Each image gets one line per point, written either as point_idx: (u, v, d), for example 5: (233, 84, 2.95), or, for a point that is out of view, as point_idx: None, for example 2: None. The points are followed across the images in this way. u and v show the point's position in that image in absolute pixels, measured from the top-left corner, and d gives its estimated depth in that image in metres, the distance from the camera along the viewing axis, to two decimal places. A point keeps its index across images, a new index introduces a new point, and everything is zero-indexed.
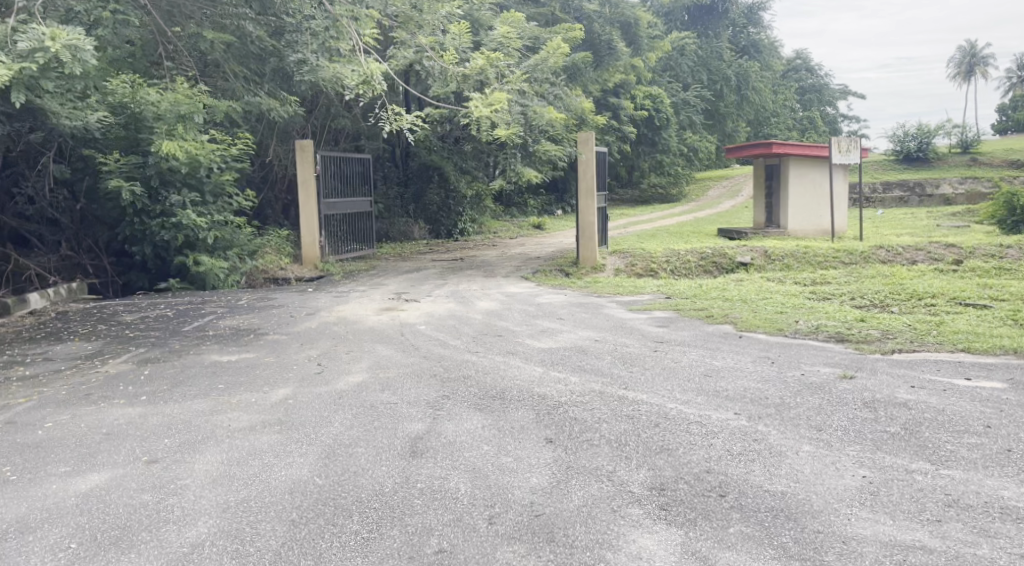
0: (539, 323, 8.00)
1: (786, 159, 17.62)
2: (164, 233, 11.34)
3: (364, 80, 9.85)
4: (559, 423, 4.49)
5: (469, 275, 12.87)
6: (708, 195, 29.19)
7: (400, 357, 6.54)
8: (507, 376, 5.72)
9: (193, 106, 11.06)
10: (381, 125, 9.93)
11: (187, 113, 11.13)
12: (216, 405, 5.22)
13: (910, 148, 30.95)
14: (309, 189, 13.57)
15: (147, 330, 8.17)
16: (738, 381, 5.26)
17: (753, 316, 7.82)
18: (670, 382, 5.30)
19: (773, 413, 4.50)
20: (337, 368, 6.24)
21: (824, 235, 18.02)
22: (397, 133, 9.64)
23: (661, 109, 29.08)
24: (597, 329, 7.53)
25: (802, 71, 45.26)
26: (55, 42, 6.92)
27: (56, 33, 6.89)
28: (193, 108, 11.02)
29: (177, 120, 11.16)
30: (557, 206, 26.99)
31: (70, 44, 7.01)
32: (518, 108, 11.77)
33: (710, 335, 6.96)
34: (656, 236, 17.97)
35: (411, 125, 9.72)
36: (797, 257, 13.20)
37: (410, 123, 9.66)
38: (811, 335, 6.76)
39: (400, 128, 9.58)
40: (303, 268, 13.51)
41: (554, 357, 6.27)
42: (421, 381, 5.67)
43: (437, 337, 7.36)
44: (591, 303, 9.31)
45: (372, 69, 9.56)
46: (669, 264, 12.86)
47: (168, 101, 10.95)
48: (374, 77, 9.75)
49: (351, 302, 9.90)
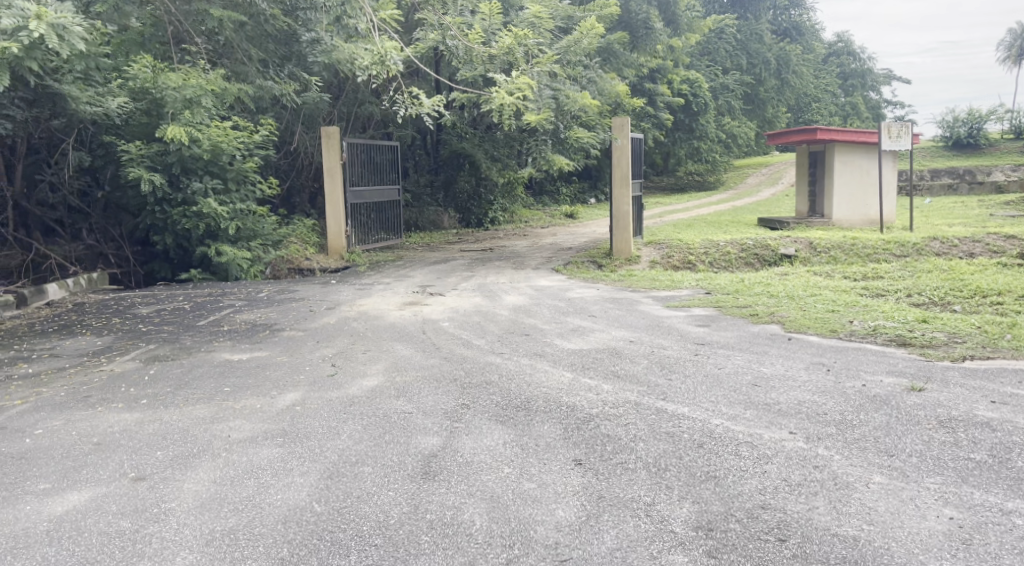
0: (569, 320, 7.48)
1: (832, 144, 16.80)
2: (186, 222, 11.01)
3: (380, 61, 9.41)
4: (589, 441, 4.00)
5: (498, 266, 12.41)
6: (746, 184, 28.32)
7: (420, 358, 6.10)
8: (533, 383, 5.23)
9: (198, 88, 10.58)
10: (396, 108, 9.50)
11: (193, 97, 10.62)
12: (219, 412, 4.82)
13: (960, 134, 29.61)
14: (335, 176, 13.19)
15: (161, 324, 7.86)
16: (791, 392, 4.71)
17: (802, 315, 7.21)
18: (715, 393, 4.77)
19: (835, 433, 3.94)
20: (353, 370, 5.81)
21: (871, 226, 17.14)
22: (416, 117, 9.18)
23: (698, 94, 28.05)
24: (631, 329, 7.00)
25: (844, 54, 43.67)
26: (42, 22, 6.52)
27: (42, 13, 6.46)
28: (199, 90, 10.53)
29: (185, 104, 10.64)
30: (590, 195, 26.39)
31: (58, 23, 6.61)
32: (550, 92, 11.37)
33: (755, 337, 6.39)
34: (694, 226, 17.31)
35: (430, 109, 9.26)
36: (845, 250, 12.47)
37: (429, 108, 9.20)
38: (869, 338, 6.15)
39: (418, 113, 9.12)
40: (328, 258, 13.17)
41: (585, 361, 5.76)
42: (439, 387, 5.22)
43: (460, 336, 6.89)
44: (625, 298, 8.77)
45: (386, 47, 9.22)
46: (708, 256, 12.21)
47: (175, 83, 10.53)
48: (390, 57, 9.33)
49: (374, 295, 9.48)
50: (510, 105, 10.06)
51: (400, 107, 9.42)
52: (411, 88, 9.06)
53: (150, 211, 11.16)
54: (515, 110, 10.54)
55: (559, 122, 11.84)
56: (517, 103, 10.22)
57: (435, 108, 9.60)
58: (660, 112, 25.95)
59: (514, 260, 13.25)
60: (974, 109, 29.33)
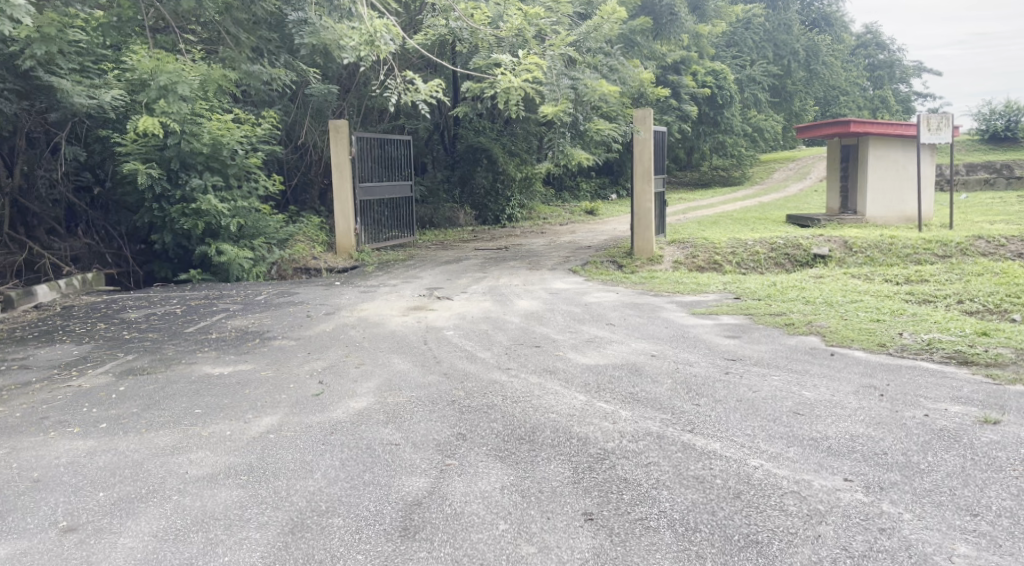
0: (585, 330, 6.83)
1: (867, 138, 15.91)
2: (184, 220, 10.53)
3: (369, 42, 8.49)
4: (603, 488, 3.36)
5: (513, 266, 11.77)
6: (773, 180, 27.45)
7: (418, 374, 5.49)
8: (541, 407, 4.59)
9: (173, 76, 9.60)
10: (389, 93, 8.92)
11: (167, 84, 9.68)
12: (183, 440, 4.25)
13: (997, 127, 28.47)
14: (342, 172, 12.60)
15: (147, 331, 7.33)
16: (840, 424, 4.03)
17: (844, 325, 6.49)
18: (751, 424, 4.10)
19: (901, 483, 3.27)
20: (341, 389, 5.20)
21: (908, 223, 16.25)
22: (413, 105, 8.54)
23: (724, 86, 27.08)
24: (653, 340, 6.34)
25: (871, 46, 41.83)
26: None
27: None
28: (173, 77, 9.57)
29: (160, 93, 9.74)
30: (612, 190, 25.68)
31: None
32: (566, 81, 10.81)
33: (794, 351, 5.71)
34: (719, 223, 16.55)
35: (428, 96, 8.62)
36: (883, 249, 11.67)
37: (427, 95, 8.57)
38: (923, 354, 5.42)
39: (415, 99, 8.52)
40: (336, 257, 12.63)
41: (601, 380, 5.13)
42: (434, 411, 4.61)
43: (464, 347, 6.27)
44: (647, 304, 8.10)
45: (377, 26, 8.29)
46: (736, 256, 11.47)
47: (156, 67, 9.67)
48: (380, 36, 8.34)
49: (378, 298, 8.89)
50: (516, 89, 9.38)
51: (394, 92, 8.75)
52: (406, 73, 8.41)
53: (148, 209, 10.71)
54: (524, 95, 9.91)
55: (578, 114, 11.13)
56: (524, 88, 9.61)
57: (431, 94, 8.99)
58: (684, 105, 25.11)
59: (529, 259, 12.62)
60: (1013, 101, 28.13)
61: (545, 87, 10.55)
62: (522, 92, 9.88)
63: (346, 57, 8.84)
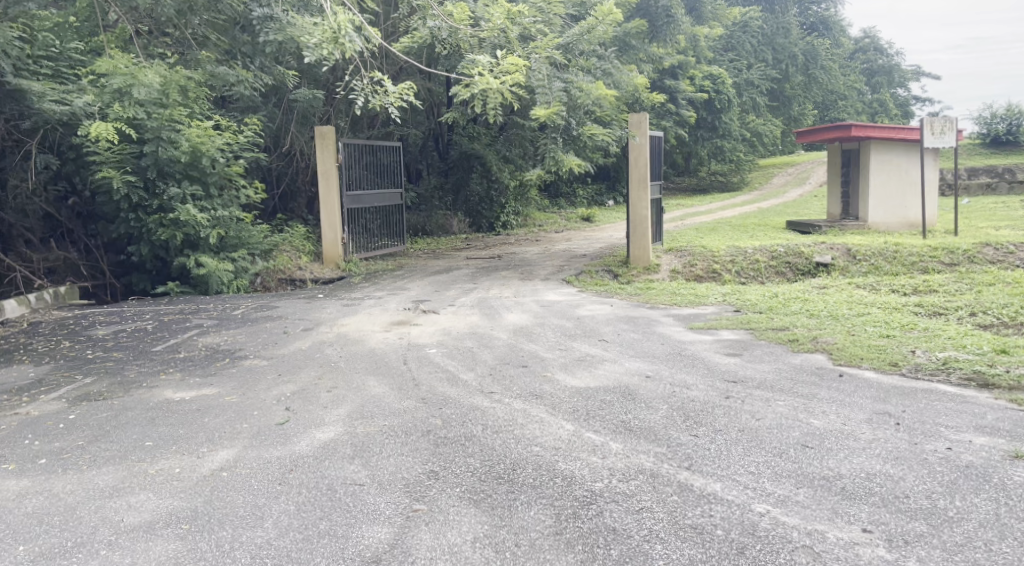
0: (575, 347, 6.41)
1: (868, 142, 15.52)
2: (162, 230, 10.14)
3: (333, 38, 7.92)
4: (587, 542, 2.95)
5: (505, 277, 11.36)
6: (771, 185, 27.11)
7: (394, 399, 5.08)
8: (523, 439, 4.17)
9: None
10: (355, 94, 8.54)
11: None
12: (125, 480, 3.83)
13: (998, 130, 28.13)
14: (328, 179, 12.17)
15: (112, 350, 6.91)
16: (854, 460, 3.62)
17: (851, 342, 6.08)
18: (755, 460, 3.68)
19: (929, 536, 2.85)
20: (309, 416, 4.78)
21: (910, 228, 15.88)
22: (383, 108, 8.16)
23: (722, 90, 26.94)
24: (648, 358, 5.93)
25: (870, 51, 41.50)
26: None
27: None
28: None
29: (115, 95, 9.59)
30: (609, 196, 25.33)
31: None
32: (559, 84, 10.60)
33: (800, 372, 5.30)
34: (717, 230, 16.18)
35: (398, 97, 8.24)
36: (887, 257, 11.28)
37: (396, 96, 8.18)
38: (939, 376, 5.01)
39: (385, 101, 8.14)
40: (323, 268, 12.22)
41: (591, 406, 4.71)
42: (407, 444, 4.19)
43: (445, 368, 5.86)
44: (643, 317, 7.71)
45: (340, 21, 7.68)
46: (735, 265, 11.08)
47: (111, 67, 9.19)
48: (344, 33, 7.72)
49: (361, 312, 8.48)
50: (496, 93, 8.99)
51: (360, 93, 8.39)
52: (375, 73, 8.02)
53: (124, 219, 10.32)
54: (506, 98, 9.61)
55: (570, 119, 10.92)
56: (505, 91, 9.25)
57: (402, 95, 8.61)
58: (682, 110, 24.75)
59: (522, 269, 12.22)
60: (1014, 105, 27.79)
61: (536, 89, 10.34)
62: (503, 94, 9.57)
63: (307, 56, 8.29)
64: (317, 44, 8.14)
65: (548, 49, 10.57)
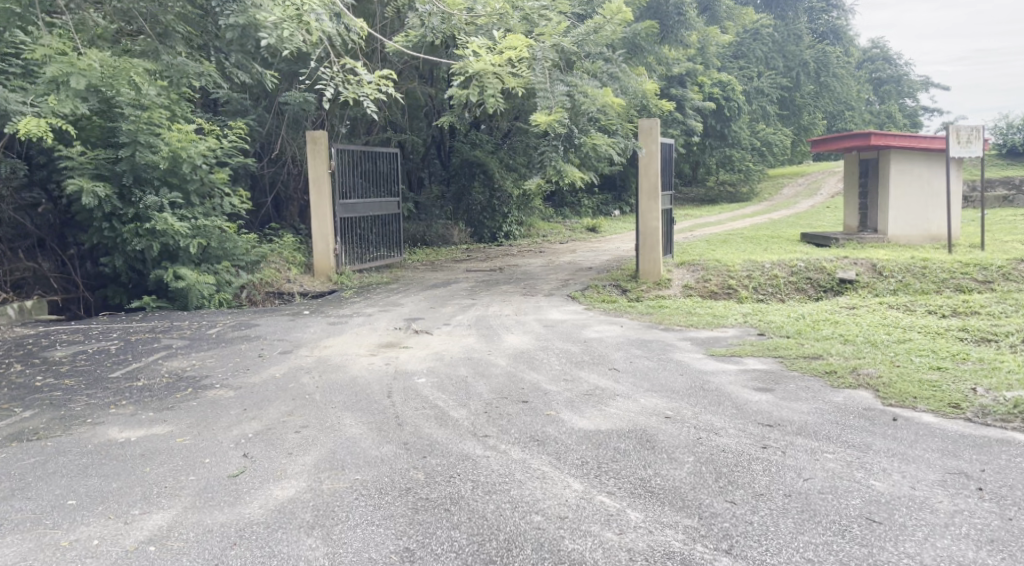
0: (583, 378, 5.66)
1: (888, 151, 14.75)
2: (137, 241, 9.44)
3: (296, 17, 7.46)
4: None
5: (506, 292, 10.63)
6: (782, 196, 26.42)
7: (372, 443, 4.35)
8: (522, 504, 3.42)
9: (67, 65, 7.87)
10: (325, 83, 7.98)
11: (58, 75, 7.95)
12: (25, 560, 3.08)
13: (1014, 140, 27.37)
14: (319, 186, 11.44)
15: (64, 376, 6.17)
16: (938, 545, 2.87)
17: (898, 376, 5.31)
18: (811, 542, 2.94)
19: None
20: (267, 467, 4.04)
21: (932, 242, 15.10)
22: (357, 98, 7.53)
23: (732, 98, 26.25)
24: (667, 393, 5.19)
25: (878, 61, 40.74)
26: None
27: None
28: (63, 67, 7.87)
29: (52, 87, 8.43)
30: (614, 207, 24.65)
31: None
32: (562, 88, 9.92)
33: (846, 414, 4.55)
34: (730, 242, 15.45)
35: (373, 87, 7.63)
36: (916, 273, 10.52)
37: (370, 87, 7.57)
38: (1013, 423, 4.24)
39: (358, 93, 7.53)
40: (313, 281, 11.51)
41: (602, 457, 3.97)
42: (380, 507, 3.45)
43: (434, 404, 5.10)
44: (657, 341, 6.97)
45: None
46: (752, 280, 10.33)
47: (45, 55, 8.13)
48: (308, 10, 7.35)
49: (347, 333, 7.74)
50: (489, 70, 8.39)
51: (330, 82, 7.77)
52: (346, 62, 7.46)
53: (97, 229, 9.61)
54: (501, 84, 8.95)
55: (573, 127, 10.10)
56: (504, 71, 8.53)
57: (378, 87, 8.02)
58: (690, 119, 23.97)
59: (524, 283, 11.50)
60: None
61: (537, 92, 9.65)
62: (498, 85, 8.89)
63: (263, 38, 7.45)
64: (275, 25, 7.52)
65: (554, 38, 9.86)
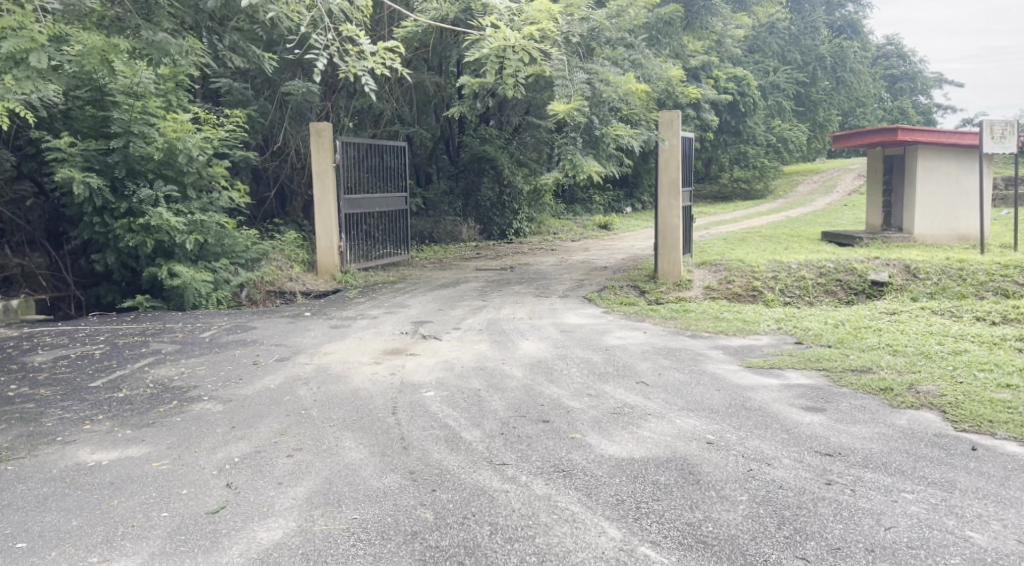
0: (608, 393, 5.11)
1: (915, 147, 14.11)
2: (130, 237, 8.92)
3: None
4: None
5: (519, 293, 10.08)
6: (797, 194, 25.77)
7: (375, 472, 3.80)
8: (550, 557, 2.87)
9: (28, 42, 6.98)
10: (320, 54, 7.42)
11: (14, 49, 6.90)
12: None
13: None
14: (323, 180, 10.90)
15: (39, 386, 5.61)
16: None
17: (965, 394, 4.73)
18: None
19: None
20: (254, 499, 3.52)
21: (961, 242, 14.45)
22: (358, 73, 7.01)
23: (747, 93, 25.65)
24: (705, 412, 4.63)
25: (892, 58, 40.01)
26: None
27: None
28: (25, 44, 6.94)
29: (8, 65, 7.22)
30: (626, 204, 24.08)
31: None
32: (581, 76, 9.47)
33: (915, 442, 3.98)
34: (749, 240, 14.85)
35: (375, 60, 7.13)
36: (953, 275, 9.90)
37: (372, 59, 7.05)
38: None
39: (359, 65, 7.00)
40: (317, 280, 10.98)
41: (640, 495, 3.40)
42: (381, 560, 2.90)
43: (444, 422, 4.56)
44: (686, 350, 6.41)
45: None
46: (778, 281, 9.74)
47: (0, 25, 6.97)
48: None
49: (350, 337, 7.21)
50: (506, 46, 7.94)
51: (325, 51, 7.18)
52: (346, 30, 6.93)
53: (88, 224, 9.09)
54: (519, 63, 8.47)
55: (594, 117, 9.73)
56: (519, 46, 8.04)
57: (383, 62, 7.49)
58: (704, 114, 23.37)
59: (537, 283, 10.95)
60: None
61: (556, 81, 9.24)
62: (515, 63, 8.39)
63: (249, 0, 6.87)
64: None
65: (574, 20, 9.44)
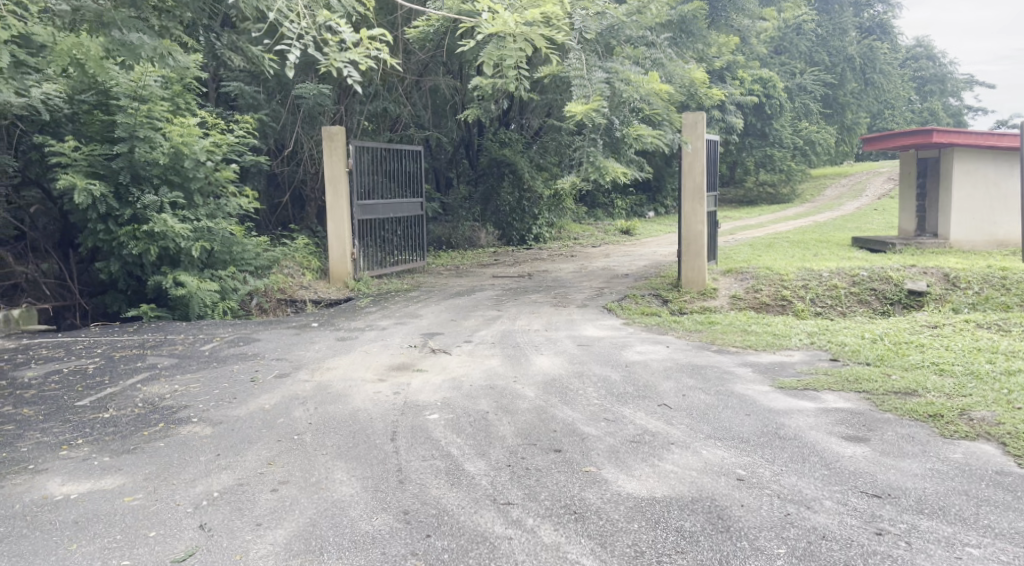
0: (627, 418, 4.68)
1: (952, 149, 13.49)
2: (134, 244, 8.66)
3: None
4: None
5: (535, 302, 9.67)
6: (824, 198, 25.08)
7: (365, 512, 3.41)
8: None
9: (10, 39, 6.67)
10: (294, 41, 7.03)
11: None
12: None
13: None
14: (335, 184, 10.58)
15: (23, 405, 5.31)
16: None
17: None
18: None
19: None
20: (226, 545, 3.14)
21: (999, 247, 13.78)
22: (337, 65, 6.61)
23: (772, 95, 25.01)
24: (735, 442, 4.18)
25: (923, 59, 39.00)
26: None
27: None
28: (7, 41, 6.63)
29: None
30: (648, 209, 23.55)
31: None
32: (600, 75, 9.08)
33: (975, 481, 3.51)
34: (776, 247, 14.30)
35: (357, 49, 6.71)
36: (996, 284, 9.32)
37: (353, 51, 6.65)
38: None
39: (338, 57, 6.62)
40: (328, 287, 10.65)
41: (662, 546, 2.97)
42: None
43: (447, 451, 4.17)
44: (712, 367, 5.95)
45: None
46: (808, 291, 9.23)
47: None
48: None
49: (356, 351, 6.85)
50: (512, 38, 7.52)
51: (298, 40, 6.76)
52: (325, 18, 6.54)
53: (92, 231, 8.85)
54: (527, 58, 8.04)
55: (614, 118, 9.30)
56: (525, 40, 7.61)
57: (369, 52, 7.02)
58: (729, 116, 22.79)
59: (555, 291, 10.53)
60: None
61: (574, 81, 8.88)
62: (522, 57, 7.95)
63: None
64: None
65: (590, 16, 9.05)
